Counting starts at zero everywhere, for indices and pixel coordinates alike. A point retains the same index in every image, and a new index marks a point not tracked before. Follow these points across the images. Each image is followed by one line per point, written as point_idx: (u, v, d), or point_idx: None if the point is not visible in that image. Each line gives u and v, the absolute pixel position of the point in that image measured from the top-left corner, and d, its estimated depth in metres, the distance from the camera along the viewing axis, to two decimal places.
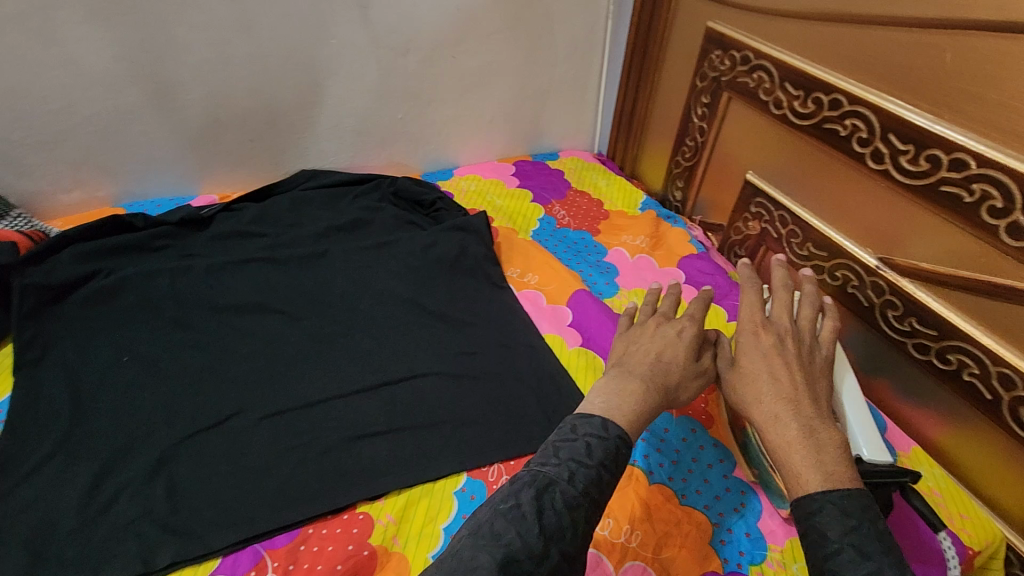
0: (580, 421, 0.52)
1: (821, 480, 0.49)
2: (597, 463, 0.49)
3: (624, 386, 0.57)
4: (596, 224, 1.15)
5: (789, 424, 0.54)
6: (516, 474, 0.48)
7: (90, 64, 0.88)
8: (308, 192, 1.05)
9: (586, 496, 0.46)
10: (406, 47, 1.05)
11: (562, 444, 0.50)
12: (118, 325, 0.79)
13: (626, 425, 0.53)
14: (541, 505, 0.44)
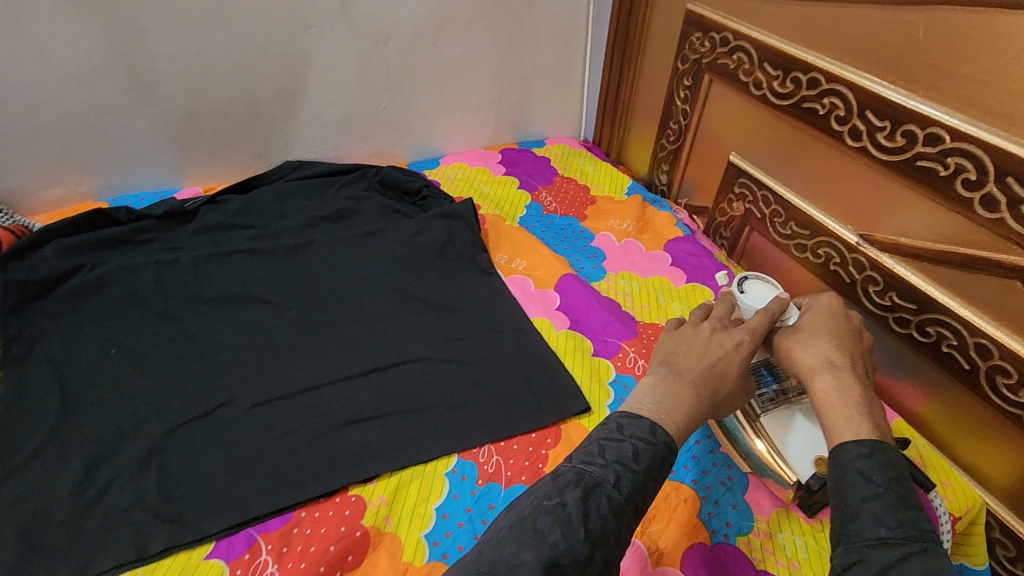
0: (627, 421, 0.50)
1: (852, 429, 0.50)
2: (644, 469, 0.47)
3: (672, 392, 0.53)
4: (583, 209, 1.16)
5: (828, 377, 0.55)
6: (558, 470, 0.46)
7: (61, 57, 0.85)
8: (293, 183, 1.05)
9: (630, 502, 0.45)
10: (386, 34, 1.03)
11: (608, 443, 0.48)
12: (104, 319, 0.78)
13: (675, 432, 0.50)
14: (586, 509, 0.42)
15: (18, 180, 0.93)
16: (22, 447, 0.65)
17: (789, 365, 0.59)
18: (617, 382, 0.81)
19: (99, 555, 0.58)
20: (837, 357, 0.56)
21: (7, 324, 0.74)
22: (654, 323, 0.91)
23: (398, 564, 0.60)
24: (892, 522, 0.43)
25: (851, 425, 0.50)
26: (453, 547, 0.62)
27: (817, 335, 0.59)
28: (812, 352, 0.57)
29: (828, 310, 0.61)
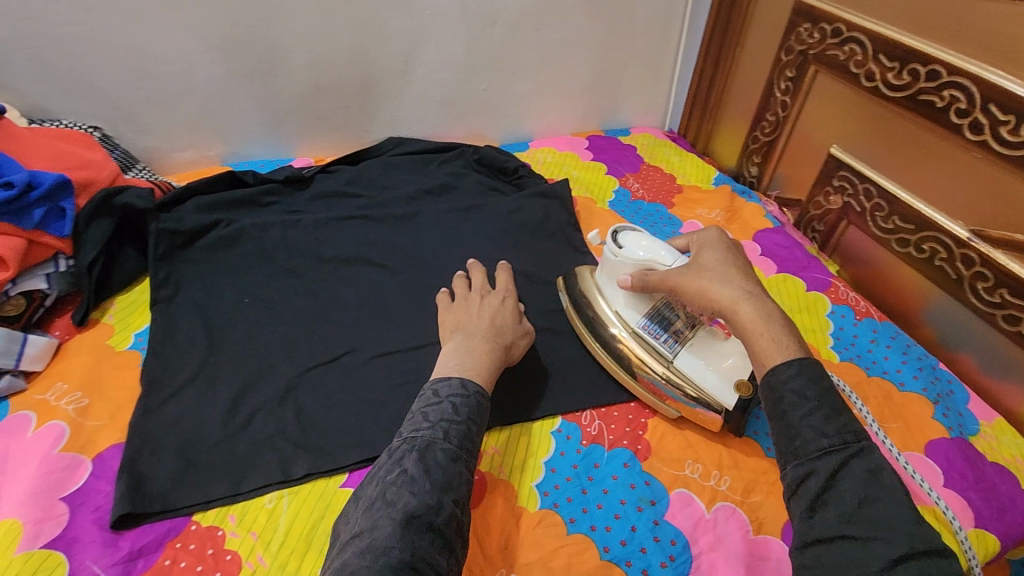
0: (441, 385, 0.62)
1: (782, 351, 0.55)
2: (464, 418, 0.59)
3: (472, 347, 0.68)
4: (671, 197, 1.17)
5: (749, 305, 0.59)
6: (394, 446, 0.57)
7: (207, 28, 0.92)
8: (397, 158, 1.09)
9: (461, 448, 0.56)
10: (494, 18, 1.07)
11: (428, 408, 0.59)
12: (238, 270, 0.85)
13: (478, 380, 0.64)
14: (426, 465, 0.53)
15: (157, 141, 1.01)
16: (176, 377, 0.71)
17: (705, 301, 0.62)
18: None
19: (250, 473, 0.64)
20: (749, 287, 0.61)
21: (158, 268, 0.81)
22: None
23: (513, 508, 0.65)
24: (831, 431, 0.50)
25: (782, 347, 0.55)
26: (562, 497, 0.66)
27: (718, 270, 0.63)
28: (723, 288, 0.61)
29: (721, 246, 0.66)
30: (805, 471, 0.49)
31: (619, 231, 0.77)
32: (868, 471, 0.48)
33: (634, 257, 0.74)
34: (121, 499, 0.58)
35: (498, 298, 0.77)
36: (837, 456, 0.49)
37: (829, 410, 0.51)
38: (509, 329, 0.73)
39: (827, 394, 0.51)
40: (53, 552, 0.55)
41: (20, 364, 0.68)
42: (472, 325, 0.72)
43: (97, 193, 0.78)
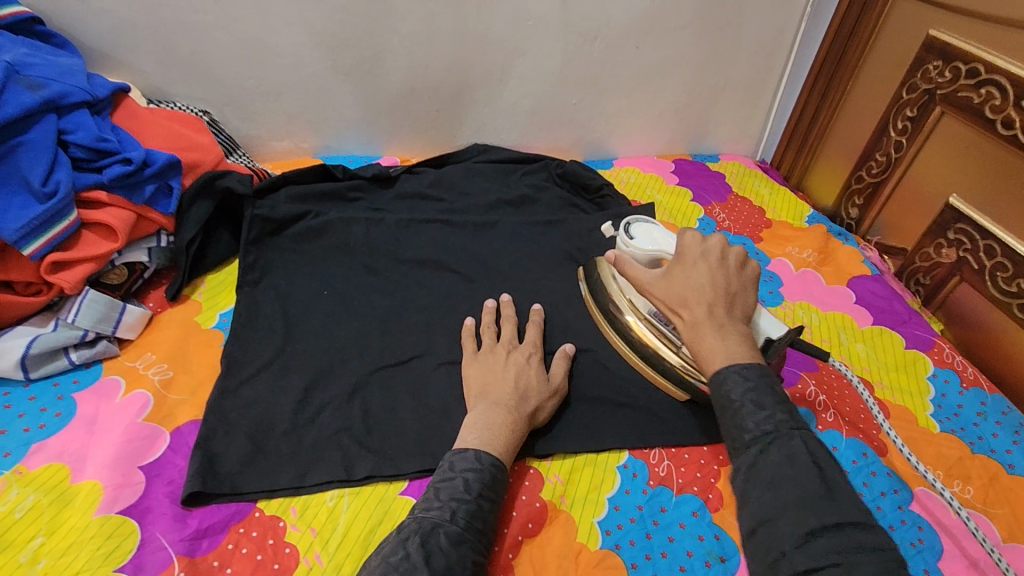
0: (456, 457, 0.59)
1: (723, 357, 0.57)
2: (475, 496, 0.56)
3: (492, 419, 0.63)
4: (758, 231, 1.11)
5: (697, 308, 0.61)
6: (402, 524, 0.54)
7: (319, 25, 0.95)
8: (480, 165, 1.08)
9: (467, 530, 0.54)
10: (595, 33, 1.05)
11: (442, 485, 0.57)
12: (319, 262, 0.87)
13: (499, 453, 0.61)
14: (427, 551, 0.51)
15: (258, 129, 1.05)
16: (254, 360, 0.73)
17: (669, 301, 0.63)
18: None
19: (314, 468, 0.64)
20: (707, 294, 0.61)
21: (247, 252, 0.84)
22: (836, 360, 0.87)
23: (572, 543, 0.62)
24: (749, 424, 0.53)
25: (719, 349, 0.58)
26: (625, 539, 0.63)
27: (685, 273, 0.63)
28: (680, 290, 0.62)
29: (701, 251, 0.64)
30: (735, 468, 0.53)
31: (631, 224, 0.75)
32: (783, 458, 0.50)
33: (644, 247, 0.71)
34: (194, 476, 0.59)
35: (525, 354, 0.72)
36: (755, 448, 0.52)
37: (750, 406, 0.54)
38: (534, 391, 0.68)
39: (750, 390, 0.55)
40: (127, 519, 0.57)
41: (116, 331, 0.71)
42: (493, 388, 0.67)
43: (203, 175, 0.81)
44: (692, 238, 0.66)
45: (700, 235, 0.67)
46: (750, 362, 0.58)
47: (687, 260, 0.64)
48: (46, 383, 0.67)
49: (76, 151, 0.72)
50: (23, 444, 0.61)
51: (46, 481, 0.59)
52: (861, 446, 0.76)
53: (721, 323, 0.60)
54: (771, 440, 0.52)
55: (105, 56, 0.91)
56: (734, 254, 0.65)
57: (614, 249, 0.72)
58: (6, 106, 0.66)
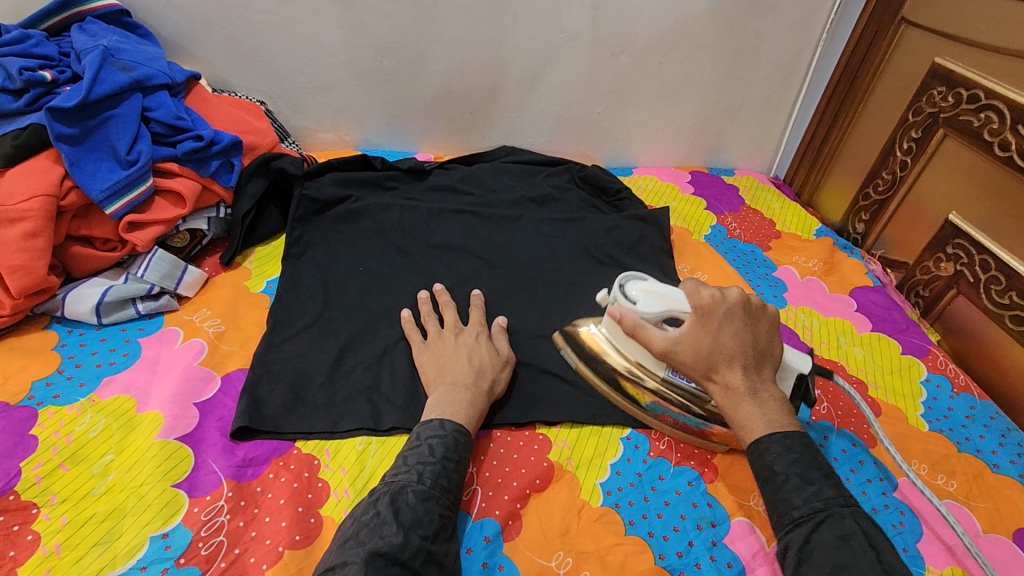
0: (423, 427, 0.63)
1: (764, 425, 0.61)
2: (440, 457, 0.60)
3: (454, 398, 0.67)
4: (768, 240, 1.17)
5: (738, 372, 0.63)
6: (375, 489, 0.58)
7: (371, 28, 1.04)
8: (508, 165, 1.15)
9: (434, 487, 0.58)
10: (621, 48, 1.13)
11: (409, 452, 0.61)
12: (357, 242, 0.95)
13: (462, 421, 0.65)
14: (396, 507, 0.55)
15: (307, 121, 1.15)
16: (296, 322, 0.80)
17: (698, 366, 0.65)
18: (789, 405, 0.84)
19: (346, 417, 0.71)
20: (738, 358, 0.63)
21: (294, 228, 0.92)
22: (833, 360, 0.93)
23: (576, 499, 0.68)
24: (800, 503, 0.56)
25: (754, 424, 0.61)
26: (624, 500, 0.68)
27: (714, 335, 0.64)
28: (715, 354, 0.64)
29: (733, 313, 0.65)
30: (783, 545, 0.55)
31: (625, 283, 0.73)
32: (837, 538, 0.52)
33: (653, 309, 0.69)
34: (242, 413, 0.67)
35: (473, 333, 0.77)
36: (806, 526, 0.54)
37: (796, 480, 0.57)
38: (489, 365, 0.73)
39: (794, 464, 0.58)
40: (182, 445, 0.64)
41: (177, 288, 0.80)
42: (450, 368, 0.71)
43: (260, 156, 0.90)
44: (711, 295, 0.66)
45: (716, 287, 0.67)
46: (787, 429, 0.61)
47: (713, 323, 0.65)
48: (115, 328, 0.76)
49: (155, 126, 0.81)
50: (96, 376, 0.70)
51: (115, 409, 0.66)
52: (851, 437, 0.81)
53: (755, 390, 0.63)
54: (821, 518, 0.54)
55: (178, 48, 1.02)
56: (756, 303, 0.66)
57: (623, 315, 0.71)
58: (101, 84, 0.76)
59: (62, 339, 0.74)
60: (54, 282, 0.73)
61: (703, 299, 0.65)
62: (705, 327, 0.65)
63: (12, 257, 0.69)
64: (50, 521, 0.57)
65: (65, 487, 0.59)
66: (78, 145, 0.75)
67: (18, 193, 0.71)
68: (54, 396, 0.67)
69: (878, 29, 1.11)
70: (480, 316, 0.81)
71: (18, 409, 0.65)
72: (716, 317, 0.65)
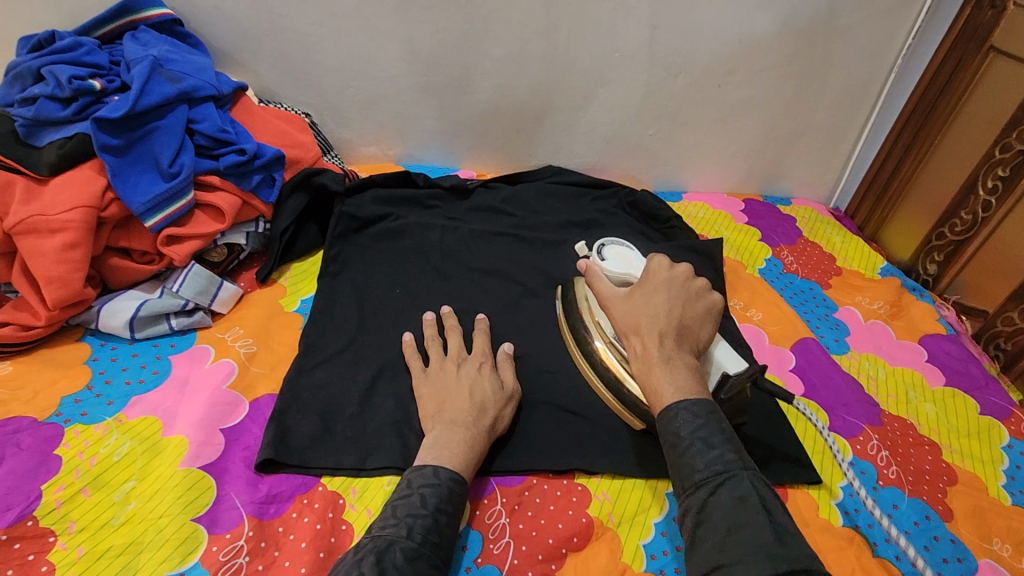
0: (415, 473, 0.58)
1: (673, 393, 0.59)
2: (432, 510, 0.55)
3: (451, 438, 0.62)
4: (827, 277, 1.09)
5: (652, 334, 0.64)
6: (358, 543, 0.53)
7: (422, 42, 1.02)
8: (553, 186, 1.10)
9: (424, 545, 0.53)
10: (679, 69, 1.07)
11: (399, 502, 0.56)
12: (396, 262, 0.91)
13: (458, 467, 0.59)
14: (382, 568, 0.49)
15: (352, 134, 1.13)
16: (330, 345, 0.77)
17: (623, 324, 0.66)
18: (854, 466, 0.76)
19: (375, 452, 0.67)
20: (659, 325, 0.64)
21: (332, 245, 0.89)
22: (902, 417, 0.84)
23: (617, 562, 0.62)
24: (703, 464, 0.54)
25: (668, 383, 0.60)
26: (670, 566, 0.62)
27: (647, 298, 0.67)
28: (640, 315, 0.66)
29: (671, 282, 0.69)
30: (685, 508, 0.54)
31: (606, 245, 0.89)
32: (733, 500, 0.51)
33: (615, 267, 0.83)
34: (268, 444, 0.64)
35: (476, 364, 0.71)
36: (706, 490, 0.53)
37: (700, 445, 0.56)
38: (491, 402, 0.67)
39: (699, 429, 0.56)
40: (205, 475, 0.62)
41: (211, 304, 0.78)
42: (449, 406, 0.65)
43: (302, 171, 0.88)
44: (659, 263, 0.72)
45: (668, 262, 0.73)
46: (698, 399, 0.60)
47: (655, 292, 0.68)
48: (147, 343, 0.74)
49: (199, 139, 0.80)
50: (124, 395, 0.68)
51: (141, 432, 0.64)
52: (924, 508, 0.73)
53: (669, 357, 0.62)
54: (722, 481, 0.53)
55: (228, 58, 1.01)
56: (698, 281, 0.71)
57: (588, 268, 0.75)
58: (148, 95, 0.75)
59: (94, 352, 0.72)
60: (90, 294, 0.72)
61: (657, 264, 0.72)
62: (644, 289, 0.69)
63: (50, 268, 0.68)
64: (66, 552, 0.54)
65: (84, 515, 0.57)
66: (122, 156, 0.74)
67: (59, 203, 0.70)
68: (81, 414, 0.65)
69: (962, 56, 1.03)
70: (487, 347, 0.75)
71: (45, 426, 0.63)
72: (658, 284, 0.69)
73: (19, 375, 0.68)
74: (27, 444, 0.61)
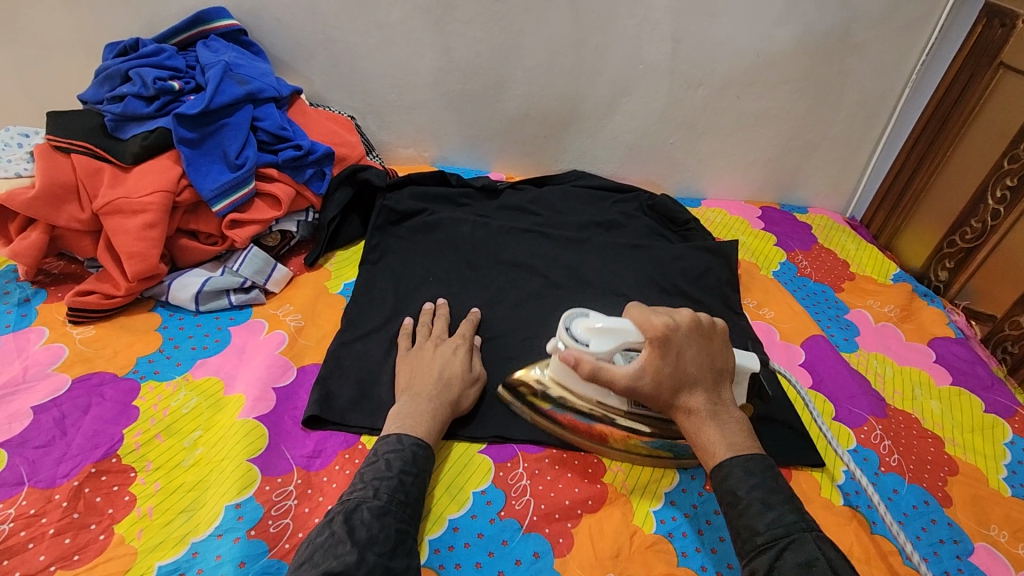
0: (380, 443, 0.64)
1: (726, 449, 0.64)
2: (397, 472, 0.61)
3: (415, 409, 0.68)
4: (840, 282, 1.14)
5: (700, 396, 0.66)
6: (329, 507, 0.59)
7: (459, 53, 1.10)
8: (576, 189, 1.17)
9: (391, 502, 0.59)
10: (700, 81, 1.14)
11: (366, 469, 0.62)
12: (429, 253, 0.99)
13: (420, 435, 0.66)
14: (350, 525, 0.55)
15: (391, 137, 1.22)
16: (369, 323, 0.85)
17: (657, 390, 0.66)
18: (857, 453, 0.81)
19: None
20: (699, 382, 0.66)
21: (373, 236, 0.98)
22: (907, 411, 0.88)
23: (629, 524, 0.67)
24: (762, 528, 0.57)
25: (724, 447, 0.64)
26: (677, 530, 0.68)
27: (673, 362, 0.66)
28: (676, 375, 0.66)
29: (687, 337, 0.67)
30: (749, 571, 0.56)
31: (570, 323, 0.72)
32: (800, 564, 0.54)
33: (606, 346, 0.69)
34: (314, 402, 0.71)
35: (453, 346, 0.78)
36: (771, 552, 0.55)
37: (758, 505, 0.59)
38: (458, 379, 0.73)
39: (756, 489, 0.60)
40: (259, 425, 0.69)
41: (266, 283, 0.86)
42: (418, 379, 0.72)
43: (349, 167, 0.97)
44: (663, 321, 0.67)
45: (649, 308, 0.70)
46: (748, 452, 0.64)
47: (678, 353, 0.66)
48: (209, 316, 0.83)
49: (262, 135, 0.89)
50: (191, 358, 0.76)
51: (206, 390, 0.72)
52: (923, 494, 0.77)
53: (716, 411, 0.66)
54: (784, 544, 0.55)
55: (284, 65, 1.11)
56: (706, 322, 0.69)
57: (580, 360, 0.68)
58: (221, 95, 0.85)
59: (163, 321, 0.81)
60: (163, 269, 0.81)
61: (655, 324, 0.67)
62: (664, 356, 0.66)
63: (132, 244, 0.77)
64: (145, 486, 0.62)
65: (159, 456, 0.65)
66: (196, 148, 0.83)
67: (141, 187, 0.79)
68: (154, 371, 0.73)
69: (974, 71, 1.08)
70: (469, 337, 0.81)
71: (124, 381, 0.72)
72: (672, 346, 0.66)
73: (101, 337, 0.77)
74: (110, 395, 0.70)
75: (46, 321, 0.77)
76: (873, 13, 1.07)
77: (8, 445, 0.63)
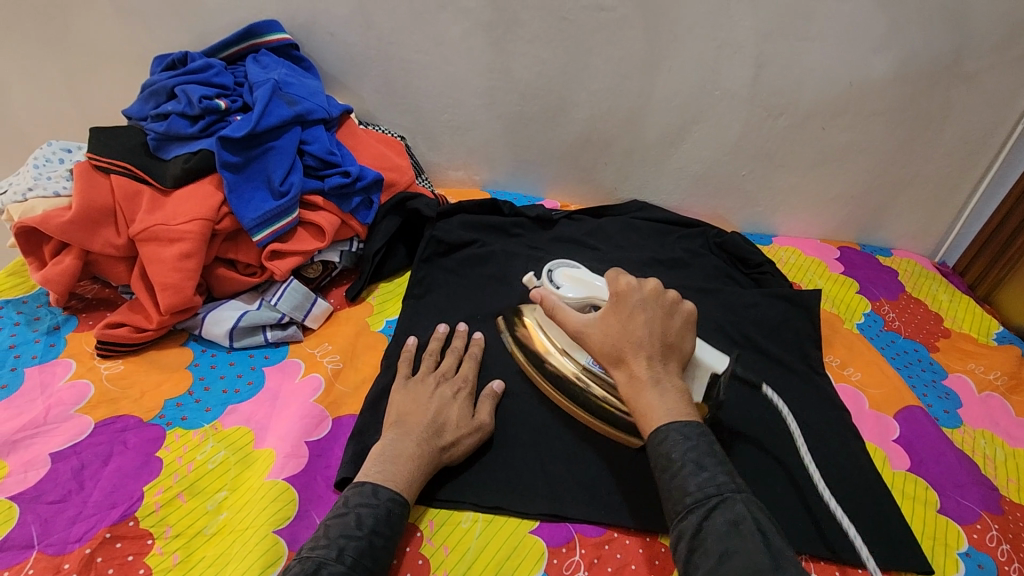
0: (352, 492, 0.57)
1: (665, 414, 0.57)
2: (367, 532, 0.54)
3: (399, 451, 0.61)
4: (933, 339, 1.01)
5: (641, 360, 0.60)
6: (288, 565, 0.51)
7: (520, 73, 1.03)
8: (637, 222, 1.08)
9: (355, 568, 0.51)
10: (781, 110, 1.03)
11: (332, 523, 0.54)
12: (478, 289, 0.90)
13: (399, 488, 0.59)
14: None
15: (441, 158, 1.15)
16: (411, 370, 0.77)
17: (601, 343, 0.63)
18: (970, 557, 0.69)
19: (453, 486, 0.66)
20: (645, 347, 0.60)
21: (419, 268, 0.90)
22: None
23: None
24: (693, 488, 0.52)
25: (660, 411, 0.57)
26: None
27: (624, 321, 0.62)
28: (622, 334, 0.62)
29: (642, 303, 0.63)
30: (677, 532, 0.52)
31: (554, 270, 0.76)
32: (726, 524, 0.49)
33: (577, 296, 0.71)
34: (348, 463, 0.63)
35: (453, 389, 0.70)
36: (698, 513, 0.51)
37: (691, 466, 0.53)
38: (453, 426, 0.66)
39: (690, 450, 0.54)
40: (289, 487, 0.62)
41: (304, 320, 0.80)
42: (411, 416, 0.65)
43: (398, 195, 0.91)
44: (627, 283, 0.65)
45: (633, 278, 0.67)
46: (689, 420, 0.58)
47: (635, 316, 0.62)
48: (243, 353, 0.77)
49: (308, 159, 0.83)
50: (221, 403, 0.70)
51: (235, 442, 0.66)
52: None
53: (659, 379, 0.59)
54: (714, 504, 0.51)
55: (335, 80, 1.06)
56: (669, 297, 0.64)
57: (545, 298, 0.69)
58: (268, 117, 0.79)
59: (195, 358, 0.75)
60: (198, 302, 0.75)
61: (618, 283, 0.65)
62: (620, 316, 0.63)
63: (167, 275, 0.72)
64: (162, 557, 0.56)
65: (180, 520, 0.59)
66: (239, 173, 0.78)
67: (179, 214, 0.74)
68: (182, 418, 0.67)
69: None
70: (469, 378, 0.73)
71: (149, 427, 0.66)
72: (631, 305, 0.63)
73: (129, 374, 0.71)
74: (133, 443, 0.64)
75: (74, 354, 0.73)
76: (988, 41, 0.95)
77: (22, 499, 0.58)
